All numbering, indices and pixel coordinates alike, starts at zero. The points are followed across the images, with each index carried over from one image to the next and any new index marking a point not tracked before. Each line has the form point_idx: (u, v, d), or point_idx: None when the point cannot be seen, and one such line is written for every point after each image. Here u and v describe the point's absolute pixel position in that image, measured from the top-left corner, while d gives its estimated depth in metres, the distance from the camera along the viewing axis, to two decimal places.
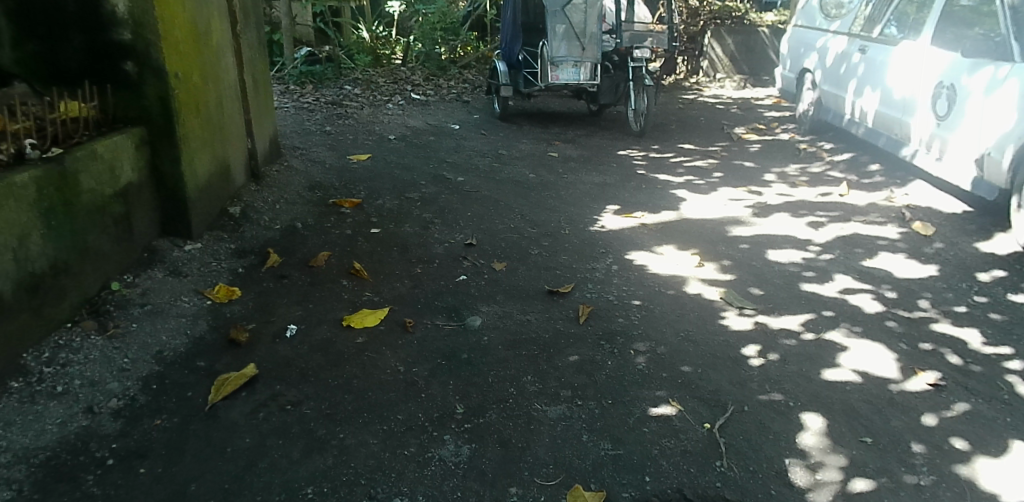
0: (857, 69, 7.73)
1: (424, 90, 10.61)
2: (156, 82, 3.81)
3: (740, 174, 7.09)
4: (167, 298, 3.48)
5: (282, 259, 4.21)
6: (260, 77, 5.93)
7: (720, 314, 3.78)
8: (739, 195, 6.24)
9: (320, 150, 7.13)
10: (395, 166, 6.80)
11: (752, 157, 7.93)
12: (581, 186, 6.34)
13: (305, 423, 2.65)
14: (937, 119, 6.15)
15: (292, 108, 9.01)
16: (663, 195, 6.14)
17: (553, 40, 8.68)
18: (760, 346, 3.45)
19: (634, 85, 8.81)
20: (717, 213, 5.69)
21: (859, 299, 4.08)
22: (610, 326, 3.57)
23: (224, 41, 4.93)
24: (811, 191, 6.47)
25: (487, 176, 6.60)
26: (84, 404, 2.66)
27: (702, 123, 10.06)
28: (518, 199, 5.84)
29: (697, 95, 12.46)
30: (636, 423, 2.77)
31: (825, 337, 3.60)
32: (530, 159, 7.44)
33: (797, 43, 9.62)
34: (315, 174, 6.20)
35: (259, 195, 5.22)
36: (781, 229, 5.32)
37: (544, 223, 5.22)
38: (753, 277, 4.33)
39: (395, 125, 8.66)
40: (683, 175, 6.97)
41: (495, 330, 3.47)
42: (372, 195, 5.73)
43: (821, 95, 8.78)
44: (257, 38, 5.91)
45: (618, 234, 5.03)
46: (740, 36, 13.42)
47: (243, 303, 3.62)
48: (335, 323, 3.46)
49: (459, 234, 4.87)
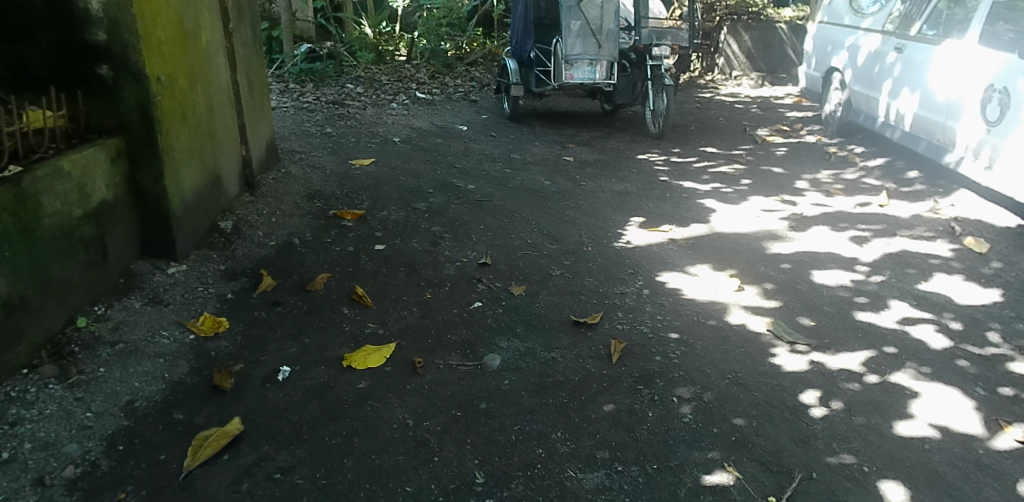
0: (893, 69, 7.30)
1: (430, 89, 10.18)
2: (135, 87, 3.42)
3: (769, 182, 6.64)
4: (143, 334, 3.07)
5: (277, 283, 3.79)
6: (256, 79, 5.53)
7: (770, 350, 3.35)
8: (772, 205, 5.80)
9: (320, 155, 6.71)
10: (401, 172, 6.37)
11: (779, 162, 7.48)
12: (600, 195, 5.91)
13: (296, 499, 2.22)
14: (987, 125, 5.75)
15: (291, 108, 8.58)
16: (690, 205, 5.69)
17: (567, 37, 8.22)
18: (819, 391, 3.02)
19: (653, 85, 8.37)
20: (751, 225, 5.25)
21: (922, 332, 3.64)
22: (646, 366, 3.13)
23: (216, 41, 4.54)
24: (848, 201, 6.03)
25: (499, 184, 6.17)
26: (35, 473, 2.25)
27: (722, 124, 9.60)
28: (534, 210, 5.41)
29: (714, 94, 11.99)
30: (688, 496, 2.34)
31: (892, 379, 3.16)
32: (544, 164, 7.00)
33: (823, 40, 9.16)
34: (315, 183, 5.77)
35: (253, 207, 4.80)
36: (823, 246, 4.88)
37: (564, 238, 4.78)
38: (800, 304, 3.88)
39: (399, 127, 8.23)
40: (708, 182, 6.52)
41: (517, 371, 3.04)
42: (378, 206, 5.31)
43: (851, 96, 8.33)
44: (254, 37, 5.51)
45: (644, 251, 4.59)
46: (757, 32, 13.12)
47: (230, 338, 3.20)
48: (334, 363, 3.03)
49: (471, 251, 4.45)
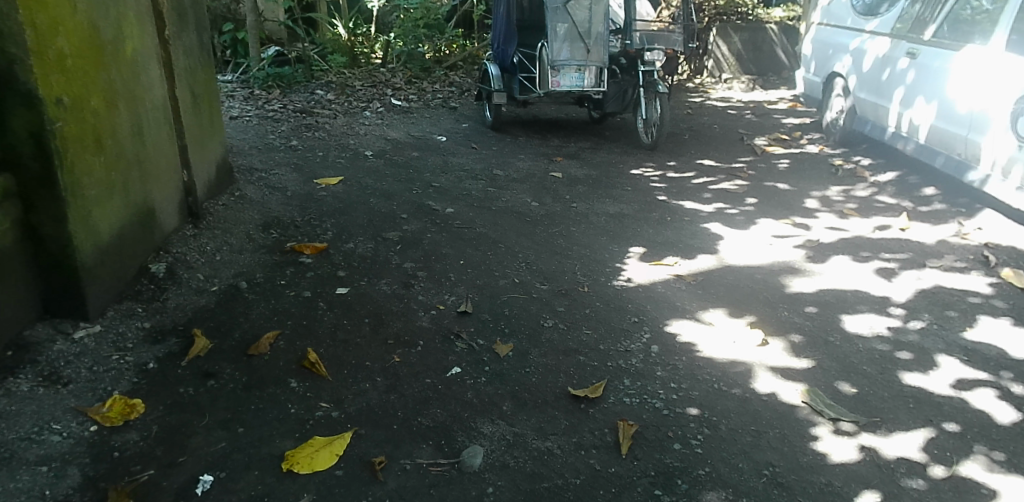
0: (905, 76, 6.80)
1: (406, 95, 9.52)
2: (25, 113, 2.77)
3: (777, 200, 6.09)
4: (26, 430, 2.46)
5: (213, 345, 3.15)
6: (203, 91, 4.86)
7: (811, 431, 2.76)
8: (784, 230, 5.24)
9: (281, 173, 6.04)
10: (371, 192, 5.72)
11: (784, 176, 6.93)
12: (594, 219, 5.32)
13: None
14: (1019, 141, 5.29)
15: (254, 118, 7.91)
16: (693, 231, 5.11)
17: (553, 42, 7.62)
18: (879, 494, 2.43)
19: (646, 93, 7.80)
20: (764, 256, 4.67)
21: (983, 400, 3.06)
22: (663, 460, 2.53)
23: (146, 50, 3.88)
24: (866, 224, 5.50)
25: (481, 206, 5.55)
26: None
27: (718, 133, 9.05)
28: (520, 239, 4.78)
29: (705, 98, 11.44)
30: None
31: (961, 471, 2.57)
32: (530, 181, 6.38)
33: (822, 43, 8.63)
34: (273, 208, 5.11)
35: (195, 242, 4.15)
36: (847, 282, 4.33)
37: (555, 276, 4.16)
38: (836, 363, 3.31)
39: (371, 138, 7.58)
40: (711, 202, 5.95)
41: (503, 472, 2.42)
42: (343, 237, 4.66)
43: (855, 104, 7.82)
44: (200, 44, 4.84)
45: (648, 292, 3.98)
46: (747, 33, 12.62)
47: (144, 428, 2.57)
48: (270, 466, 2.39)
49: (450, 295, 3.82)
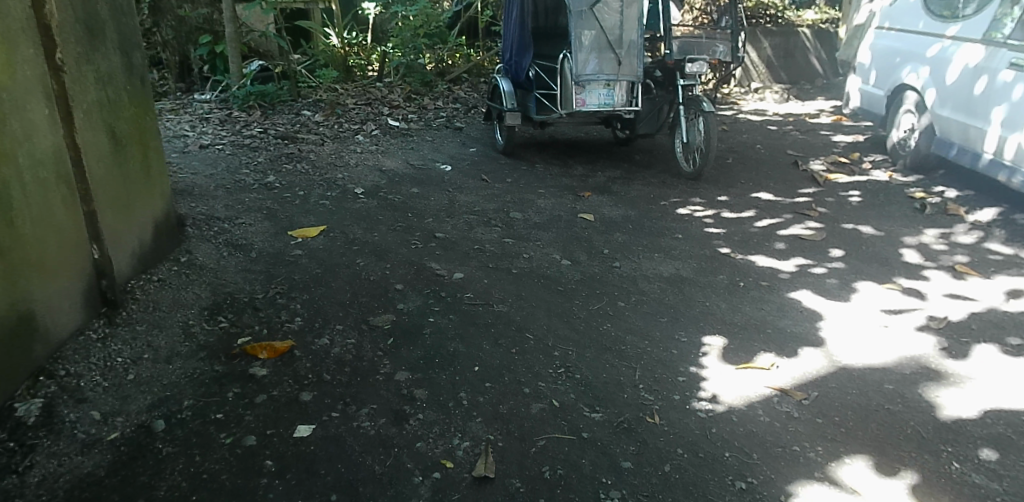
0: (1009, 93, 5.63)
1: (404, 113, 8.34)
2: None
3: (867, 252, 4.88)
4: None
5: None
6: (131, 131, 3.67)
7: None
8: (895, 300, 4.04)
9: (249, 223, 4.85)
10: (359, 249, 4.53)
11: (862, 216, 5.73)
12: (645, 287, 4.12)
13: None
14: None
15: (228, 145, 6.74)
16: (781, 306, 3.89)
17: (578, 52, 6.38)
18: None
19: (687, 111, 6.58)
20: (885, 349, 3.46)
21: None
22: None
23: (21, 82, 2.70)
24: (995, 289, 4.30)
25: (497, 267, 4.34)
26: None
27: (766, 155, 7.83)
28: (553, 325, 3.57)
29: (737, 111, 10.20)
30: None
31: None
32: (556, 227, 5.18)
33: (885, 50, 7.35)
34: (228, 278, 3.92)
35: (103, 352, 2.97)
36: (1016, 392, 3.11)
37: (609, 395, 2.94)
38: None
39: (363, 169, 6.39)
40: (787, 254, 4.74)
41: None
42: (315, 325, 3.46)
43: (935, 122, 6.61)
44: (123, 67, 3.61)
45: (745, 422, 2.78)
46: (777, 38, 11.44)
47: None
48: None
49: (461, 438, 2.61)
